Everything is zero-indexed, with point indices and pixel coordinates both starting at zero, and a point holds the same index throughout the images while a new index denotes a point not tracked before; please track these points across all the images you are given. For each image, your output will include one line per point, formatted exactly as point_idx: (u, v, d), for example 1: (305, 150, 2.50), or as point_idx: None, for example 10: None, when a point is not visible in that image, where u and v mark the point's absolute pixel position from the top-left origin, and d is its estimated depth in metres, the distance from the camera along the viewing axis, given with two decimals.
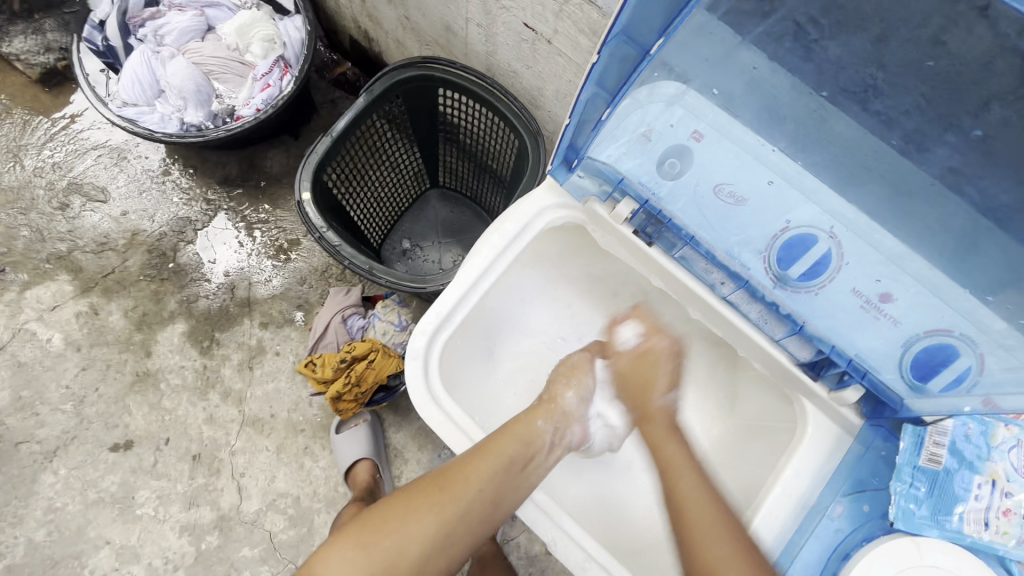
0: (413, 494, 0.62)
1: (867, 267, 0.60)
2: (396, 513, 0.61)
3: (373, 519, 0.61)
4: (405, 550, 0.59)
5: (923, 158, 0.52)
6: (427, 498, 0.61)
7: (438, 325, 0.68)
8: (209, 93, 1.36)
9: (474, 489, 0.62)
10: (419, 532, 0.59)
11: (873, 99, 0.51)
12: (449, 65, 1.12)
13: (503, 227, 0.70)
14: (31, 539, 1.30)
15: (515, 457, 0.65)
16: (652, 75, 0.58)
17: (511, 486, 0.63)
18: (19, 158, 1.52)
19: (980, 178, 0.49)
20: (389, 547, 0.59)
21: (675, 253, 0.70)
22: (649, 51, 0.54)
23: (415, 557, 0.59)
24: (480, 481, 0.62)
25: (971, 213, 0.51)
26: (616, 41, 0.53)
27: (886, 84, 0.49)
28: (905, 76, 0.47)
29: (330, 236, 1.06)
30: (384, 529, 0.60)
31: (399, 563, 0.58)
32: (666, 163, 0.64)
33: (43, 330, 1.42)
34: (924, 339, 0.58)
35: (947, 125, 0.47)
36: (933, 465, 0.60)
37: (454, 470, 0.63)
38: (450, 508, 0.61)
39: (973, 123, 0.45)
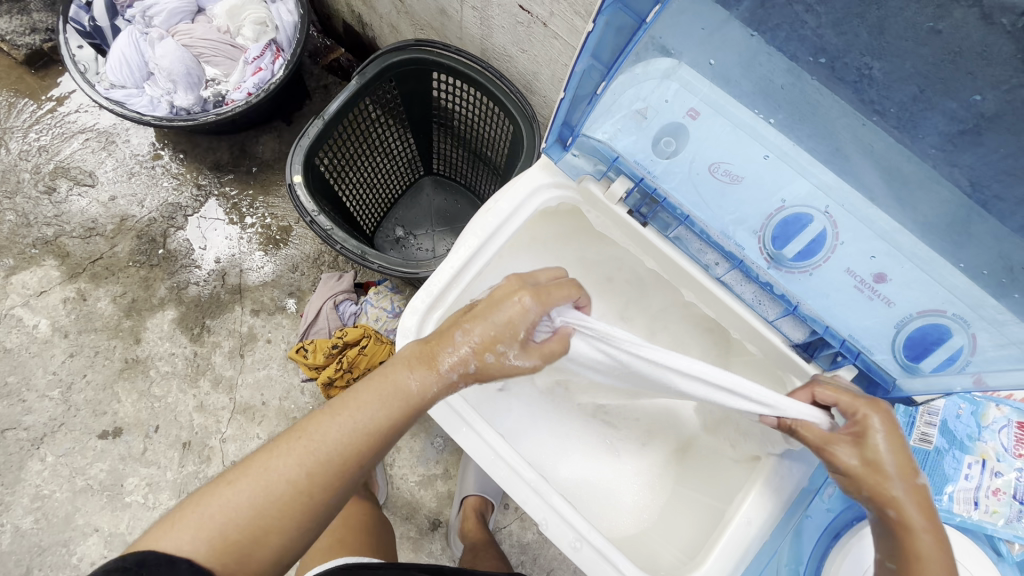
0: (261, 471, 0.52)
1: (861, 244, 0.59)
2: (244, 498, 0.51)
3: (212, 503, 0.51)
4: (262, 535, 0.52)
5: (914, 142, 0.52)
6: (280, 472, 0.52)
7: (430, 303, 0.67)
8: (199, 76, 1.34)
9: (332, 455, 0.53)
10: (277, 514, 0.52)
11: (868, 83, 0.51)
12: (443, 47, 1.11)
13: (497, 206, 0.69)
14: (18, 526, 1.29)
15: (400, 393, 0.55)
16: (648, 49, 0.56)
17: (389, 427, 0.54)
18: (5, 141, 1.49)
19: (972, 162, 0.49)
20: (240, 539, 0.51)
21: (669, 233, 0.69)
22: (646, 19, 0.51)
23: (277, 538, 0.52)
24: (339, 446, 0.53)
25: (965, 200, 0.52)
26: (613, 9, 0.50)
27: (882, 70, 0.49)
28: (900, 61, 0.47)
29: (321, 221, 1.05)
30: (229, 518, 0.51)
31: (256, 550, 0.51)
32: (661, 141, 0.64)
33: (30, 316, 1.40)
34: (917, 319, 0.58)
35: (938, 111, 0.49)
36: (923, 444, 0.61)
37: (311, 439, 0.53)
38: (311, 483, 0.52)
39: (964, 110, 0.47)
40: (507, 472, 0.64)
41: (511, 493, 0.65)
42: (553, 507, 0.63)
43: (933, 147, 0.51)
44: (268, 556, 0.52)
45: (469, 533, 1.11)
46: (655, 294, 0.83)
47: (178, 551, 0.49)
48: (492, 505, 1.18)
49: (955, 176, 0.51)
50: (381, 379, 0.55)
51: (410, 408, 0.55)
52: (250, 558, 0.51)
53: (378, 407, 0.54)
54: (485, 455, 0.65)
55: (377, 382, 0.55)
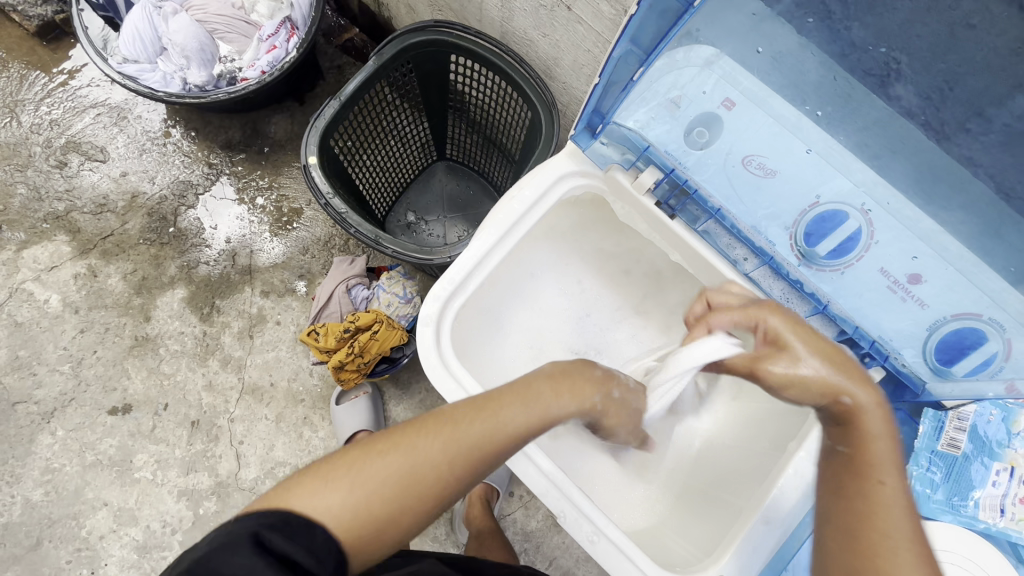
0: (413, 446, 0.50)
1: (902, 244, 0.57)
2: (395, 485, 0.49)
3: (372, 474, 0.48)
4: (400, 511, 0.49)
5: (941, 141, 0.51)
6: (428, 456, 0.50)
7: (452, 291, 0.66)
8: (212, 53, 1.32)
9: (483, 460, 0.52)
10: (414, 493, 0.49)
11: (896, 80, 0.50)
12: (463, 29, 1.08)
13: (521, 193, 0.68)
14: (28, 498, 1.30)
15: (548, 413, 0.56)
16: (681, 43, 0.56)
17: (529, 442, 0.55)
18: (16, 114, 1.48)
19: (1004, 171, 0.48)
20: (381, 509, 0.48)
21: (698, 226, 0.67)
22: (693, 4, 0.49)
23: (404, 518, 0.49)
24: (496, 441, 0.53)
25: (988, 195, 0.50)
26: None
27: (911, 67, 0.48)
28: (930, 58, 0.46)
29: (336, 203, 1.04)
30: (375, 492, 0.48)
31: (390, 526, 0.49)
32: (693, 131, 0.62)
33: (41, 291, 1.40)
34: (952, 322, 0.56)
35: (973, 114, 0.47)
36: (951, 450, 0.59)
37: (462, 428, 0.52)
38: (459, 470, 0.51)
39: (997, 112, 0.46)
40: (524, 462, 0.64)
41: (529, 486, 0.64)
42: (571, 500, 0.63)
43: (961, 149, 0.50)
44: (400, 533, 0.50)
45: (475, 520, 1.12)
46: (672, 288, 0.82)
47: (315, 511, 0.46)
48: (498, 492, 1.19)
49: (981, 177, 0.50)
50: (532, 392, 0.56)
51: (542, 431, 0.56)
52: (385, 532, 0.48)
53: (521, 423, 0.54)
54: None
55: (528, 391, 0.56)
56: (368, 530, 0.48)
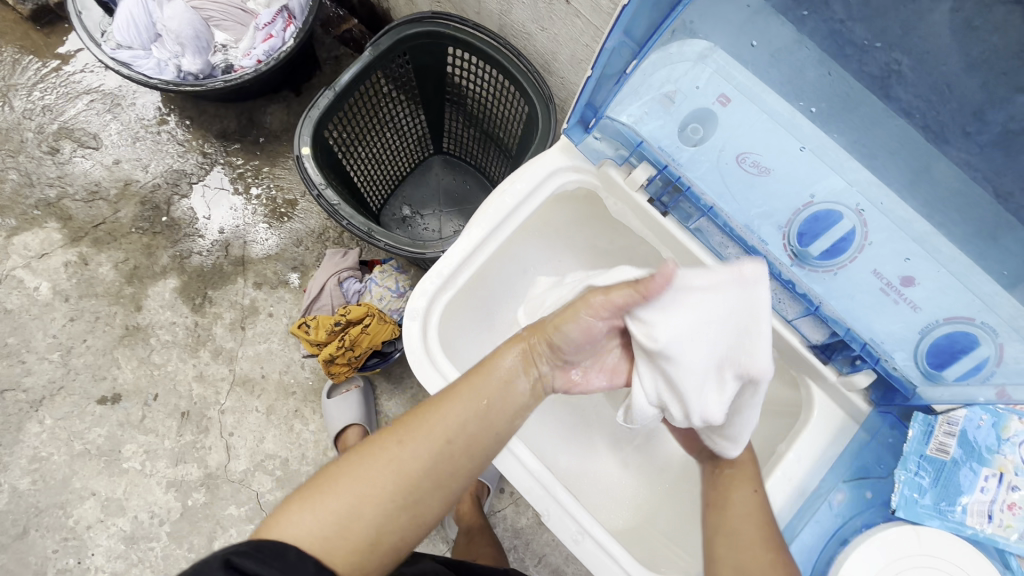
0: (369, 451, 0.53)
1: (894, 244, 0.57)
2: (351, 490, 0.50)
3: (331, 486, 0.51)
4: (364, 512, 0.50)
5: (941, 143, 0.50)
6: (384, 456, 0.52)
7: (440, 285, 0.65)
8: (208, 41, 1.31)
9: (436, 448, 0.53)
10: (375, 493, 0.51)
11: (897, 81, 0.49)
12: (461, 22, 1.07)
13: (512, 187, 0.67)
14: (15, 487, 1.29)
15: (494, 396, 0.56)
16: (676, 35, 0.55)
17: (487, 430, 0.55)
18: (8, 99, 1.46)
19: (1002, 174, 0.48)
20: (343, 510, 0.49)
21: (690, 225, 0.66)
22: None
23: (371, 522, 0.50)
24: (448, 431, 0.54)
25: (994, 204, 0.50)
26: None
27: (913, 68, 0.47)
28: (932, 59, 0.46)
29: (329, 195, 1.03)
30: (332, 500, 0.50)
31: (356, 529, 0.49)
32: (688, 127, 0.61)
33: (31, 278, 1.39)
34: (945, 325, 0.55)
35: (973, 115, 0.46)
36: (940, 455, 0.58)
37: (414, 426, 0.54)
38: (416, 463, 0.52)
39: (997, 114, 0.45)
40: (510, 460, 0.64)
41: (515, 483, 0.63)
42: (557, 499, 0.62)
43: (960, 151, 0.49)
44: (367, 538, 0.50)
45: (464, 517, 1.12)
46: None
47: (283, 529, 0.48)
48: (488, 488, 1.18)
49: (979, 179, 0.49)
50: (476, 374, 0.57)
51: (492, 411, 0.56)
52: (353, 534, 0.49)
53: (469, 409, 0.55)
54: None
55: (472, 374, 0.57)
56: (333, 537, 0.48)
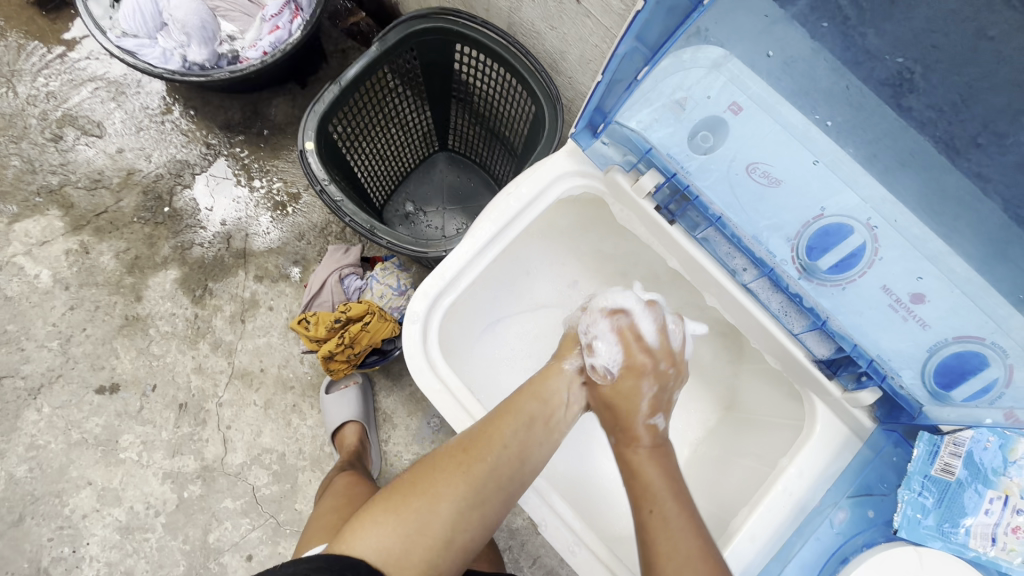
0: (434, 466, 0.56)
1: (907, 263, 0.56)
2: (424, 492, 0.54)
3: (404, 496, 0.54)
4: (435, 514, 0.53)
5: (951, 155, 0.49)
6: (450, 468, 0.56)
7: (442, 289, 0.65)
8: (215, 31, 1.29)
9: (501, 450, 0.57)
10: (444, 501, 0.54)
11: (908, 90, 0.48)
12: (469, 19, 1.06)
13: (517, 191, 0.66)
14: (12, 474, 1.29)
15: (538, 412, 0.62)
16: (688, 41, 0.54)
17: (537, 442, 0.60)
18: (12, 84, 1.45)
19: (1014, 188, 0.46)
20: (416, 510, 0.53)
21: (697, 234, 0.65)
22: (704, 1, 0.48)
23: (442, 527, 0.53)
24: (506, 442, 0.58)
25: (1003, 216, 0.48)
26: None
27: (924, 76, 0.46)
28: (944, 69, 0.44)
29: (331, 191, 1.02)
30: (412, 500, 0.54)
31: (427, 535, 0.52)
32: (698, 135, 0.60)
33: (32, 266, 1.38)
34: (953, 344, 0.54)
35: (984, 126, 0.45)
36: (945, 475, 0.55)
37: (476, 439, 0.58)
38: (478, 471, 0.56)
39: (1009, 126, 0.44)
40: None
41: None
42: (553, 508, 0.62)
43: (971, 164, 0.48)
44: (441, 538, 0.53)
45: None
46: (669, 293, 0.80)
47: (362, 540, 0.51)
48: None
49: (989, 193, 0.48)
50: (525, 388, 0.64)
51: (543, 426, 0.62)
52: (426, 538, 0.52)
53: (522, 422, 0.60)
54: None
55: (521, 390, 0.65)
56: (412, 535, 0.52)
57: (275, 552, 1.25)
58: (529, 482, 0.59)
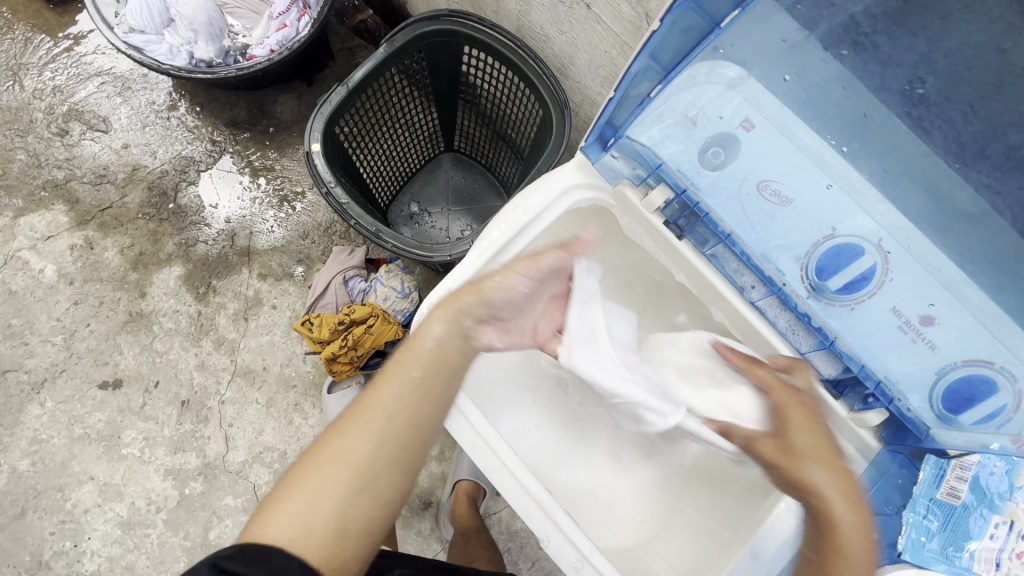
0: (325, 442, 0.51)
1: (919, 288, 0.55)
2: (314, 473, 0.50)
3: (296, 479, 0.50)
4: (325, 494, 0.49)
5: (962, 168, 0.49)
6: (338, 442, 0.51)
7: (448, 301, 0.65)
8: (221, 28, 1.29)
9: (380, 423, 0.51)
10: (335, 480, 0.49)
11: (920, 102, 0.48)
12: (478, 21, 1.05)
13: (526, 203, 0.66)
14: (15, 468, 1.29)
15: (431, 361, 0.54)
16: (710, 56, 0.54)
17: (428, 397, 0.53)
18: (19, 77, 1.45)
19: None
20: (306, 495, 0.49)
21: (706, 250, 0.65)
22: (720, 23, 0.49)
23: (335, 503, 0.49)
24: (392, 402, 0.52)
25: (1012, 232, 0.48)
26: (684, 8, 0.48)
27: (937, 88, 0.47)
28: (958, 79, 0.45)
29: (337, 193, 1.02)
30: (299, 489, 0.49)
31: (324, 513, 0.48)
32: (709, 151, 0.60)
33: (36, 260, 1.38)
34: (961, 368, 0.54)
35: (993, 137, 0.46)
36: (951, 499, 0.54)
37: (364, 407, 0.52)
38: (365, 438, 0.51)
39: (1020, 138, 0.44)
40: (513, 485, 0.63)
41: (516, 506, 0.63)
42: (557, 523, 0.62)
43: (982, 177, 0.48)
44: (330, 525, 0.48)
45: (460, 517, 1.12)
46: (674, 305, 0.79)
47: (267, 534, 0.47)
48: (484, 490, 1.18)
49: (998, 207, 0.48)
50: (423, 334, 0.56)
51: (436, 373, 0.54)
52: (322, 518, 0.48)
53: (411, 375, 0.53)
54: (493, 467, 0.64)
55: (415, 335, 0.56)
56: (308, 527, 0.48)
57: None
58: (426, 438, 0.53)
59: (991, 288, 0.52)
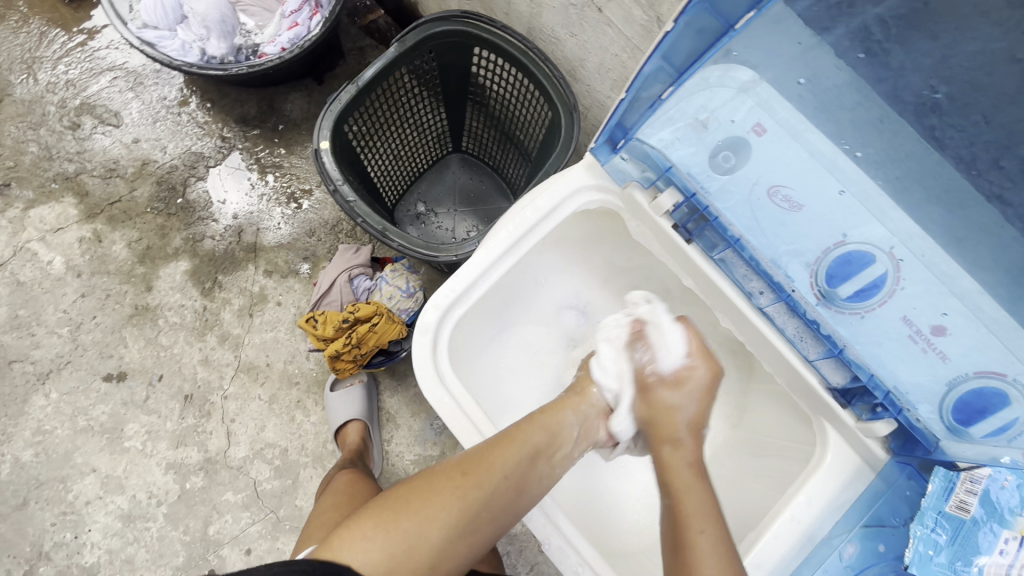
0: (429, 486, 0.57)
1: (931, 298, 0.55)
2: (415, 511, 0.55)
3: (398, 509, 0.55)
4: (424, 532, 0.54)
5: (973, 179, 0.48)
6: (446, 493, 0.56)
7: (454, 300, 0.64)
8: (234, 25, 1.30)
9: (499, 481, 0.57)
10: (432, 526, 0.54)
11: (932, 111, 0.48)
12: (490, 23, 1.05)
13: (534, 203, 0.66)
14: (18, 458, 1.30)
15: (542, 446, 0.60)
16: (725, 56, 0.54)
17: (538, 475, 0.59)
18: (33, 71, 1.47)
19: None
20: (407, 528, 0.54)
21: (714, 254, 0.64)
22: (734, 25, 0.50)
23: (430, 548, 0.54)
24: (506, 475, 0.57)
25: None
26: (698, 8, 0.48)
27: (950, 97, 0.46)
28: (972, 89, 0.44)
29: (344, 191, 1.02)
30: (403, 520, 0.54)
31: (416, 553, 0.53)
32: (719, 155, 0.60)
33: (45, 252, 1.39)
34: (973, 379, 0.53)
35: (1006, 149, 0.45)
36: (960, 512, 0.53)
37: (480, 473, 0.57)
38: (470, 496, 0.56)
39: None
40: None
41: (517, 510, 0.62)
42: (560, 528, 0.62)
43: (995, 188, 0.48)
44: (425, 563, 0.54)
45: None
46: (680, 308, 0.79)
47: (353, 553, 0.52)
48: None
49: (1010, 219, 0.48)
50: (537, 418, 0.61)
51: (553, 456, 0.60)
52: (412, 558, 0.53)
53: (528, 455, 0.58)
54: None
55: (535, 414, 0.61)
56: (398, 559, 0.53)
57: (273, 547, 1.25)
58: (522, 512, 0.59)
59: (1005, 300, 0.51)
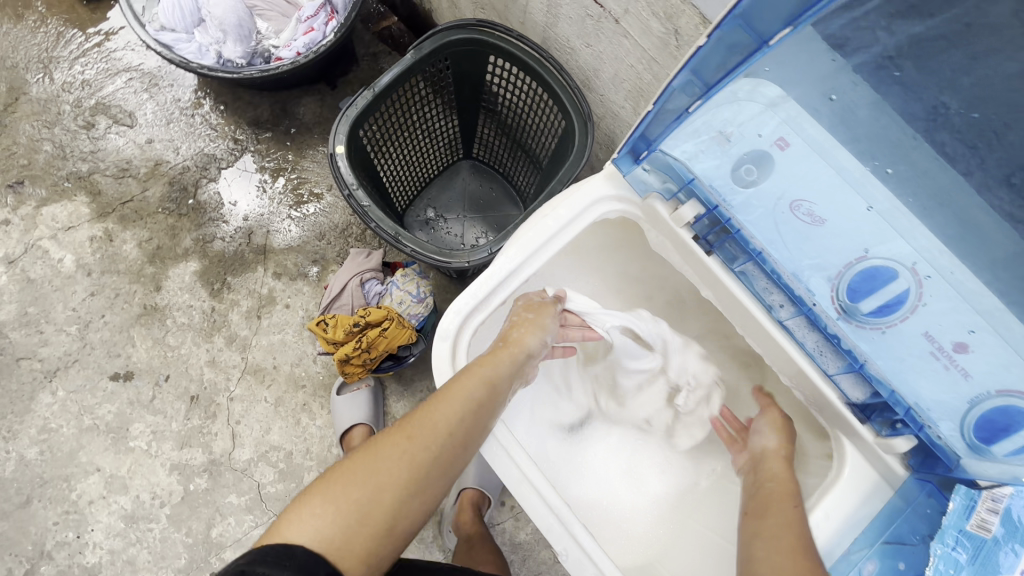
0: (374, 453, 0.54)
1: (955, 316, 0.54)
2: (364, 479, 0.52)
3: (344, 480, 0.52)
4: (376, 498, 0.51)
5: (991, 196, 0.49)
6: (394, 454, 0.54)
7: (473, 307, 0.65)
8: (250, 29, 1.30)
9: (446, 435, 0.56)
10: (385, 489, 0.52)
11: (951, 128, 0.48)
12: (506, 32, 1.06)
13: (557, 211, 0.66)
14: (23, 456, 1.30)
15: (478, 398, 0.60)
16: (761, 70, 0.53)
17: (479, 425, 0.59)
18: (50, 70, 1.48)
19: None
20: (359, 497, 0.51)
21: (735, 267, 0.64)
22: (768, 41, 0.47)
23: (385, 510, 0.52)
24: (450, 430, 0.57)
25: None
26: (732, 25, 0.46)
27: (968, 116, 0.47)
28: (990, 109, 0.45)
29: (358, 196, 1.02)
30: (351, 491, 0.51)
31: (370, 518, 0.51)
32: (742, 168, 0.60)
33: (56, 250, 1.40)
34: (995, 398, 0.53)
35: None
36: (981, 532, 0.52)
37: (425, 428, 0.56)
38: (421, 452, 0.55)
39: None
40: (531, 496, 0.62)
41: (535, 521, 0.62)
42: (577, 540, 0.62)
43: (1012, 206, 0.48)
44: (382, 528, 0.51)
45: (464, 526, 1.11)
46: (695, 318, 0.82)
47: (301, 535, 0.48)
48: (488, 499, 1.16)
49: None
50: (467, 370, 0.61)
51: (493, 407, 0.61)
52: (368, 525, 0.50)
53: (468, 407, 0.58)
54: (514, 477, 0.63)
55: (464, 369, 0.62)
56: (353, 529, 0.49)
57: None
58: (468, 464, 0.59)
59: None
